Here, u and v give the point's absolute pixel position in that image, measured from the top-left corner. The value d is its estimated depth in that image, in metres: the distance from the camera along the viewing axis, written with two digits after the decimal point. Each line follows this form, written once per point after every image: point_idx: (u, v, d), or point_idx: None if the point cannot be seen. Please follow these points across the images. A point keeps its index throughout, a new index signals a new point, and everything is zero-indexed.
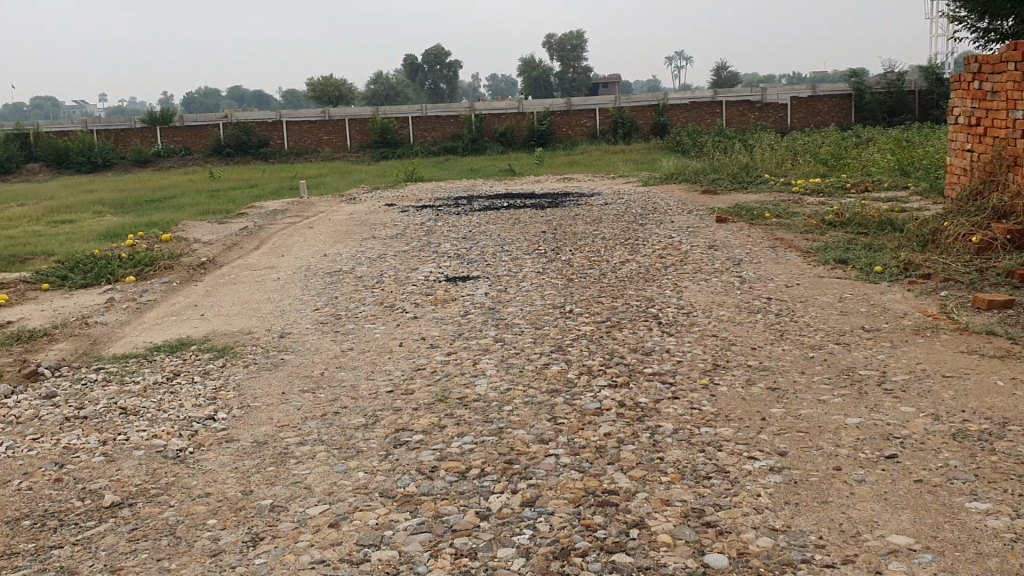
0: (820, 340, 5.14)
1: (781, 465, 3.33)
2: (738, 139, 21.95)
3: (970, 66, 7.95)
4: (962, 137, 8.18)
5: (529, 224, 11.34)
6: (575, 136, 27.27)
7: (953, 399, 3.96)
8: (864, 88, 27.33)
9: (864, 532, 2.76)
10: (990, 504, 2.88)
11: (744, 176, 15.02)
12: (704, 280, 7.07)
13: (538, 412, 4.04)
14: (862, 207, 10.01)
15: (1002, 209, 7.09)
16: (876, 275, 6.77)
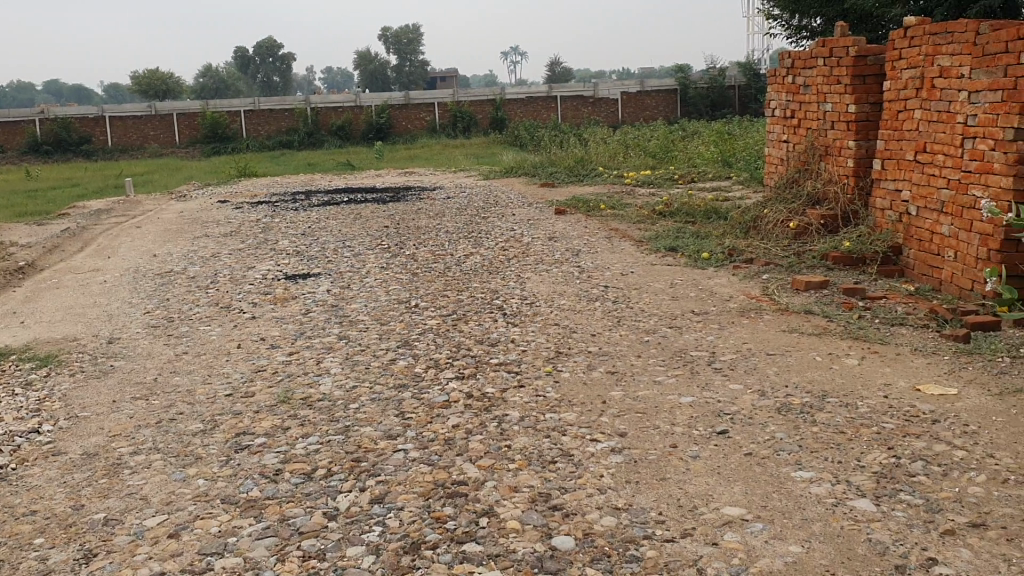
0: (655, 325, 5.34)
1: (622, 446, 3.44)
2: (575, 132, 22.45)
3: (784, 61, 8.43)
4: (779, 128, 8.67)
5: (370, 219, 11.22)
6: (414, 130, 27.19)
7: (776, 375, 4.21)
8: (690, 83, 28.55)
9: (700, 506, 2.89)
10: (812, 472, 3.08)
11: (580, 169, 15.42)
12: (545, 271, 7.22)
13: (384, 408, 4.01)
14: (691, 197, 10.46)
15: (816, 196, 7.57)
16: (704, 261, 7.09)
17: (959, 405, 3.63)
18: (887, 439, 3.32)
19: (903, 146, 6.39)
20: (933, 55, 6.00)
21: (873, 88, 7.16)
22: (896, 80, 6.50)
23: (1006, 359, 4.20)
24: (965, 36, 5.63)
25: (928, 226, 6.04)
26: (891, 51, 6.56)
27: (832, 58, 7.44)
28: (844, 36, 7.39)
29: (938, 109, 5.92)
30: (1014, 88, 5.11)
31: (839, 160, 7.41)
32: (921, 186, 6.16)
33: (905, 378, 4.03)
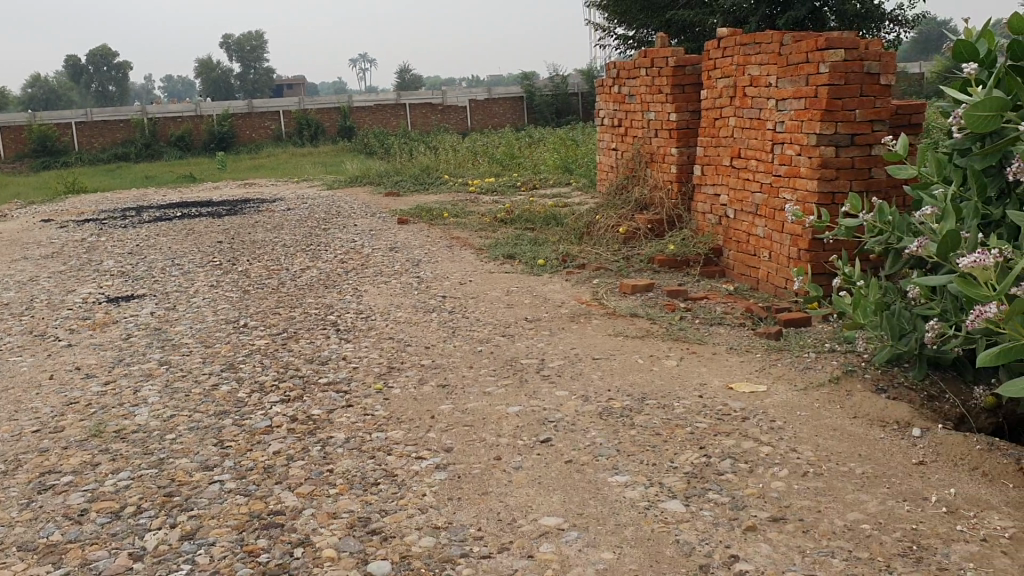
0: (488, 334, 5.37)
1: (446, 461, 3.42)
2: (422, 140, 22.43)
3: (610, 72, 8.66)
4: (608, 137, 8.91)
5: (204, 234, 10.83)
6: (257, 140, 26.44)
7: (600, 380, 4.29)
8: (534, 91, 29.06)
9: (518, 518, 2.91)
10: (628, 476, 3.15)
11: (425, 177, 15.38)
12: (382, 283, 7.14)
13: (203, 437, 3.86)
14: (531, 204, 10.60)
15: (643, 201, 7.82)
16: (539, 268, 7.19)
17: (767, 401, 3.81)
18: (699, 438, 3.43)
19: (720, 152, 6.67)
20: (743, 65, 6.28)
21: (692, 96, 7.44)
22: (712, 88, 6.78)
23: (813, 354, 4.44)
24: (771, 47, 5.92)
25: (745, 228, 6.34)
26: (706, 61, 6.83)
27: (654, 69, 7.70)
28: (664, 47, 7.65)
29: (750, 116, 6.21)
30: (816, 95, 5.41)
31: (664, 166, 7.68)
32: (737, 190, 6.44)
33: (719, 377, 4.20)
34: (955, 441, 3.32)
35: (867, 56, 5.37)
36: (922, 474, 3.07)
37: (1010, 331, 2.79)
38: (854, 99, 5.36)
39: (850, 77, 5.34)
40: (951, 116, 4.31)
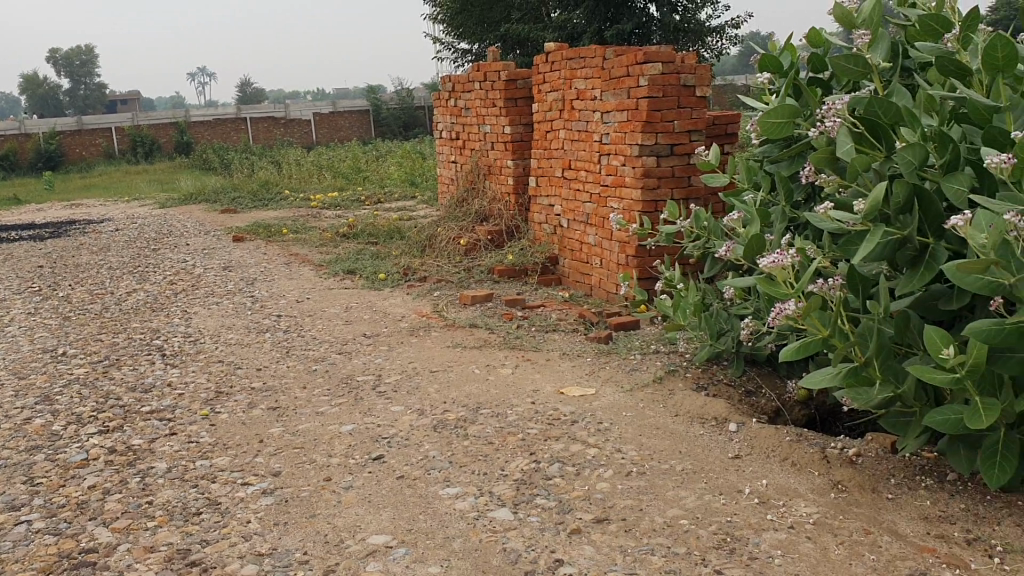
0: (324, 352, 5.27)
1: (273, 486, 3.33)
2: (262, 155, 21.86)
3: (445, 86, 8.71)
4: (447, 150, 8.94)
5: (23, 259, 10.18)
6: (86, 157, 25.10)
7: (436, 393, 4.28)
8: (378, 104, 28.89)
9: (346, 539, 2.86)
10: (459, 488, 3.15)
11: (265, 193, 14.99)
12: (216, 303, 6.90)
13: (11, 475, 3.61)
14: (373, 218, 10.51)
15: (483, 213, 7.89)
16: (380, 283, 7.12)
17: (596, 405, 3.90)
18: (530, 445, 3.48)
19: (552, 163, 6.81)
20: (570, 79, 6.43)
21: (524, 110, 7.55)
22: (542, 102, 6.90)
23: (640, 356, 4.59)
24: (595, 61, 6.09)
25: (578, 236, 6.50)
26: (535, 75, 6.95)
27: (487, 82, 7.77)
28: (496, 61, 7.74)
29: (578, 129, 6.36)
30: (637, 107, 5.60)
31: (501, 178, 7.77)
32: (569, 200, 6.59)
33: (551, 383, 4.27)
34: (767, 435, 3.50)
35: (684, 69, 5.59)
36: (736, 468, 3.22)
37: (809, 326, 2.93)
38: (672, 111, 5.59)
39: (668, 90, 5.56)
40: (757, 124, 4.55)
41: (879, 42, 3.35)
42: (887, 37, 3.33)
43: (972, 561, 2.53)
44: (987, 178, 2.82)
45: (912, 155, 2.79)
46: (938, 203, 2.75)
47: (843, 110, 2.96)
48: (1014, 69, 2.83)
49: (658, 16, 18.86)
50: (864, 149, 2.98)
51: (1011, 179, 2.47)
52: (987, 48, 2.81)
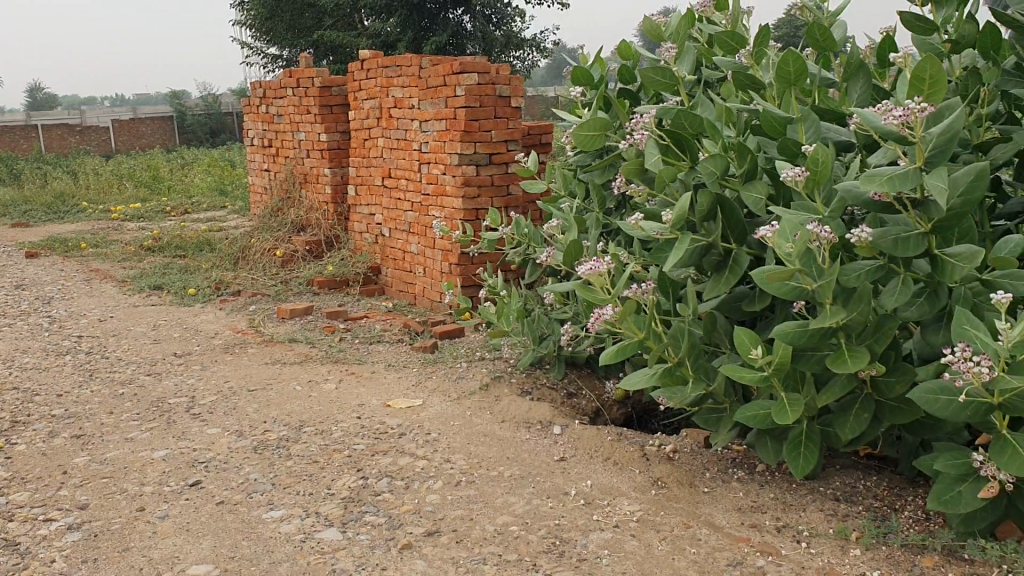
0: (131, 374, 4.97)
1: (79, 520, 3.10)
2: (54, 164, 20.44)
3: (256, 91, 8.45)
4: (259, 158, 8.67)
5: None
6: None
7: (255, 412, 4.13)
8: (183, 111, 27.69)
9: (163, 572, 2.70)
10: (284, 510, 3.05)
11: (59, 205, 14.01)
12: (7, 326, 6.38)
13: None
14: (181, 229, 10.04)
15: (299, 223, 7.71)
16: (191, 298, 6.81)
17: (422, 416, 3.88)
18: (356, 461, 3.41)
19: (371, 172, 6.75)
20: (387, 86, 6.38)
21: (340, 117, 7.42)
22: (358, 109, 6.82)
23: (464, 364, 4.60)
24: (411, 70, 6.08)
25: (399, 245, 6.48)
26: (350, 82, 6.86)
27: (300, 89, 7.60)
28: (310, 67, 7.57)
29: (396, 137, 6.33)
30: (455, 117, 5.64)
31: (317, 187, 7.62)
32: (389, 209, 6.55)
33: (376, 396, 4.20)
34: (590, 436, 3.59)
35: (499, 80, 5.68)
36: (562, 470, 3.28)
37: (626, 329, 3.02)
38: (489, 121, 5.65)
39: (484, 100, 5.62)
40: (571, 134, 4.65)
41: (685, 55, 3.59)
42: (692, 49, 3.54)
43: (782, 547, 2.68)
44: (782, 187, 2.99)
45: (715, 165, 2.93)
46: (739, 211, 2.89)
47: (650, 123, 3.08)
48: (804, 83, 3.00)
49: (472, 28, 19.06)
50: (670, 160, 3.10)
51: (804, 189, 2.61)
52: (778, 64, 2.97)
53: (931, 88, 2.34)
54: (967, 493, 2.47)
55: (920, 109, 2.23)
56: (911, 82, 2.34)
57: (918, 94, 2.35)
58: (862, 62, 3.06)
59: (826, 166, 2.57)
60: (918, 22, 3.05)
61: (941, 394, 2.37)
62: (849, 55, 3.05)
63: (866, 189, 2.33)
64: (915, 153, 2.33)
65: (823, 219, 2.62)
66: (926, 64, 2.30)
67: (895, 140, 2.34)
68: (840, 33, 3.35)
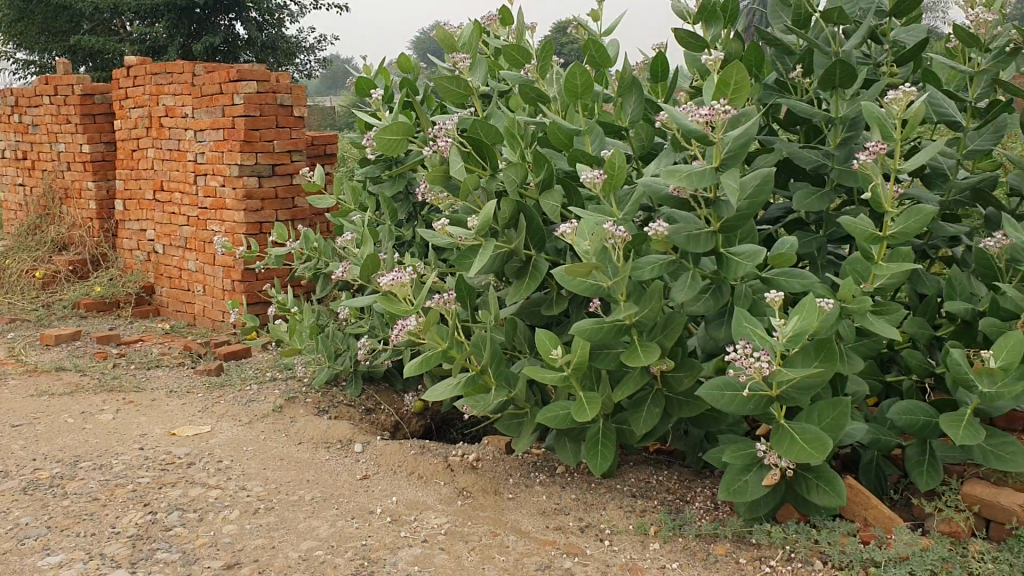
0: None
1: None
2: None
3: (6, 99, 7.76)
4: (11, 172, 7.96)
5: None
6: None
7: (23, 450, 3.76)
8: None
9: None
10: (63, 555, 2.78)
11: None
12: None
13: None
14: None
15: (60, 241, 7.13)
16: None
17: (213, 442, 3.68)
18: (143, 495, 3.18)
19: (141, 185, 6.37)
20: (157, 94, 6.04)
21: (104, 127, 6.95)
22: (125, 118, 6.43)
23: (255, 386, 4.42)
24: (184, 77, 5.79)
25: (176, 262, 6.15)
26: (114, 89, 6.46)
27: (58, 96, 7.05)
28: (68, 74, 7.03)
29: (169, 148, 6.01)
30: (233, 126, 5.42)
31: (81, 202, 7.09)
32: (164, 225, 6.21)
33: (160, 425, 3.95)
34: (392, 451, 3.54)
35: (279, 89, 5.52)
36: (366, 488, 3.21)
37: (429, 340, 2.98)
38: (271, 130, 5.47)
39: (265, 109, 5.43)
40: (357, 145, 4.54)
41: (478, 65, 3.65)
42: (485, 61, 3.60)
43: (586, 547, 2.74)
44: (576, 192, 3.07)
45: (515, 174, 2.96)
46: (539, 218, 2.91)
47: (452, 129, 3.02)
48: (591, 94, 3.01)
49: (245, 35, 18.45)
50: (472, 168, 3.09)
51: (602, 192, 2.69)
52: (567, 76, 2.96)
53: (733, 93, 2.47)
54: (752, 481, 2.62)
55: (723, 110, 2.36)
56: (716, 85, 2.46)
57: (722, 97, 2.47)
58: (634, 78, 3.07)
59: (622, 170, 2.65)
60: (691, 39, 3.18)
61: (726, 389, 2.50)
62: (621, 72, 3.06)
63: (667, 184, 2.42)
64: (714, 153, 2.45)
65: (619, 220, 2.71)
66: (732, 70, 2.43)
67: (698, 140, 2.44)
68: (616, 48, 3.51)
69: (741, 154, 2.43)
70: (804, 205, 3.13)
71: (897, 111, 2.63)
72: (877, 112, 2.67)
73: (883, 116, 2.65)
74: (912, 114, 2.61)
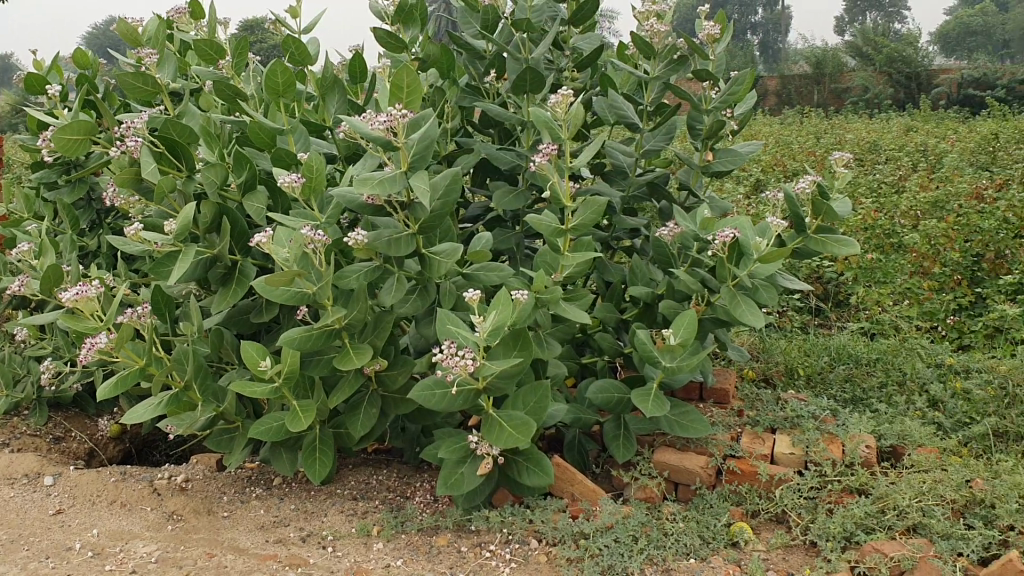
0: None
1: None
2: None
3: None
4: None
5: None
6: None
7: None
8: None
9: None
10: None
11: None
12: None
13: None
14: None
15: None
16: None
17: None
18: None
19: None
20: None
21: None
22: None
23: None
24: None
25: None
26: None
27: None
28: None
29: None
30: None
31: None
32: None
33: None
34: (90, 481, 3.27)
35: None
36: (61, 524, 2.94)
37: (124, 358, 2.79)
38: None
39: None
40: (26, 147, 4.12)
41: (167, 60, 3.41)
42: (174, 56, 3.40)
43: (309, 556, 2.69)
44: (280, 197, 2.99)
45: (215, 174, 2.86)
46: (242, 221, 2.83)
47: (141, 128, 2.80)
48: (293, 93, 2.97)
49: None
50: (166, 169, 2.87)
51: (301, 197, 2.62)
52: (268, 74, 2.88)
53: (407, 97, 2.52)
54: (468, 473, 2.70)
55: (401, 114, 2.40)
56: (390, 90, 2.50)
57: (398, 101, 2.52)
58: (336, 78, 3.13)
59: (320, 174, 2.62)
60: (391, 40, 3.20)
61: (436, 389, 2.55)
62: (324, 71, 3.11)
63: (361, 192, 2.41)
64: (400, 158, 2.48)
65: (321, 225, 2.68)
66: (402, 74, 2.48)
67: (382, 146, 2.45)
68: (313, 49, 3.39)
69: (427, 156, 2.46)
70: (503, 204, 3.27)
71: (560, 113, 2.91)
72: (545, 116, 2.90)
73: (551, 119, 2.91)
74: (574, 116, 2.92)
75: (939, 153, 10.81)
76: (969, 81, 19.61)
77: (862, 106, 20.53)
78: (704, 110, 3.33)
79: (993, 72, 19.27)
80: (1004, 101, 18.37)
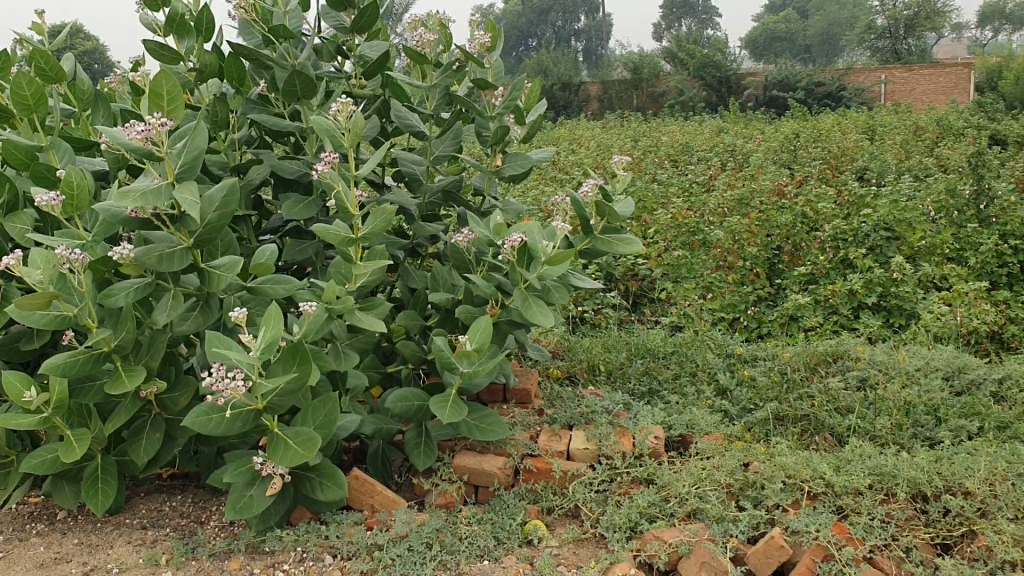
0: None
1: None
2: None
3: None
4: None
5: None
6: None
7: None
8: None
9: None
10: None
11: None
12: None
13: None
14: None
15: None
16: None
17: None
18: None
19: None
20: None
21: None
22: None
23: None
24: None
25: None
26: None
27: None
28: None
29: None
30: None
31: None
32: None
33: None
34: None
35: None
36: None
37: None
38: None
39: None
40: None
41: None
42: None
43: None
44: (49, 216, 2.84)
45: None
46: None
47: None
48: (44, 109, 2.83)
49: None
50: None
51: (63, 214, 2.49)
52: (13, 87, 2.74)
53: (168, 104, 2.44)
54: (257, 495, 2.64)
55: (160, 123, 2.28)
56: (149, 97, 2.41)
57: (157, 109, 2.43)
58: (95, 92, 3.16)
59: (82, 189, 2.49)
60: (163, 52, 3.09)
61: (213, 413, 2.48)
62: (82, 86, 3.13)
63: (122, 207, 2.29)
64: (166, 168, 2.38)
65: (87, 245, 2.55)
66: (161, 80, 2.39)
67: (143, 156, 2.35)
68: (69, 64, 3.15)
69: (195, 167, 2.41)
70: (293, 213, 3.22)
71: (341, 121, 2.86)
72: (325, 124, 2.87)
73: (331, 127, 2.87)
74: (354, 124, 2.87)
75: (745, 152, 11.42)
76: (773, 83, 20.82)
77: (679, 109, 21.41)
78: (489, 116, 3.40)
79: (795, 74, 20.54)
80: (804, 102, 19.60)
